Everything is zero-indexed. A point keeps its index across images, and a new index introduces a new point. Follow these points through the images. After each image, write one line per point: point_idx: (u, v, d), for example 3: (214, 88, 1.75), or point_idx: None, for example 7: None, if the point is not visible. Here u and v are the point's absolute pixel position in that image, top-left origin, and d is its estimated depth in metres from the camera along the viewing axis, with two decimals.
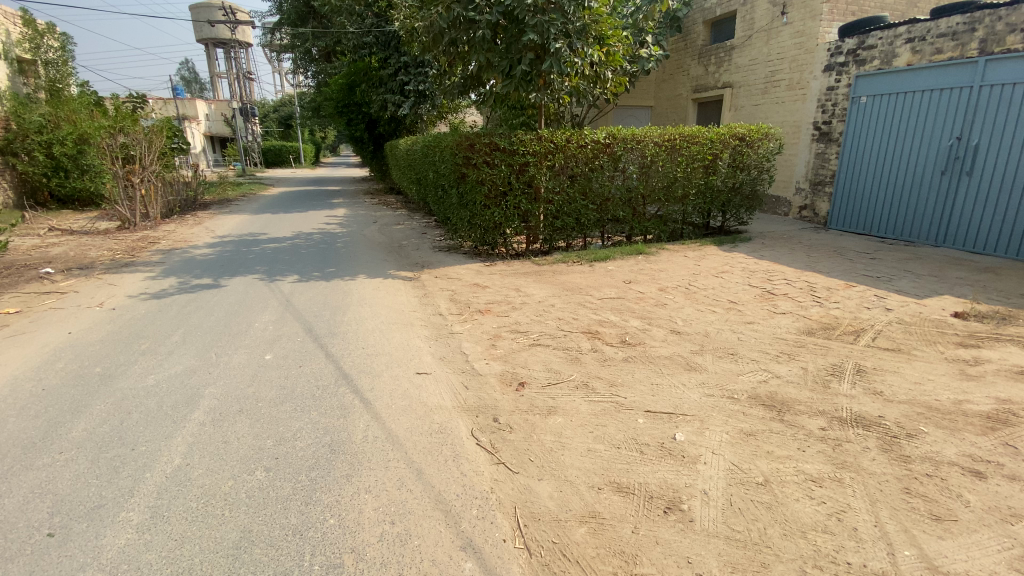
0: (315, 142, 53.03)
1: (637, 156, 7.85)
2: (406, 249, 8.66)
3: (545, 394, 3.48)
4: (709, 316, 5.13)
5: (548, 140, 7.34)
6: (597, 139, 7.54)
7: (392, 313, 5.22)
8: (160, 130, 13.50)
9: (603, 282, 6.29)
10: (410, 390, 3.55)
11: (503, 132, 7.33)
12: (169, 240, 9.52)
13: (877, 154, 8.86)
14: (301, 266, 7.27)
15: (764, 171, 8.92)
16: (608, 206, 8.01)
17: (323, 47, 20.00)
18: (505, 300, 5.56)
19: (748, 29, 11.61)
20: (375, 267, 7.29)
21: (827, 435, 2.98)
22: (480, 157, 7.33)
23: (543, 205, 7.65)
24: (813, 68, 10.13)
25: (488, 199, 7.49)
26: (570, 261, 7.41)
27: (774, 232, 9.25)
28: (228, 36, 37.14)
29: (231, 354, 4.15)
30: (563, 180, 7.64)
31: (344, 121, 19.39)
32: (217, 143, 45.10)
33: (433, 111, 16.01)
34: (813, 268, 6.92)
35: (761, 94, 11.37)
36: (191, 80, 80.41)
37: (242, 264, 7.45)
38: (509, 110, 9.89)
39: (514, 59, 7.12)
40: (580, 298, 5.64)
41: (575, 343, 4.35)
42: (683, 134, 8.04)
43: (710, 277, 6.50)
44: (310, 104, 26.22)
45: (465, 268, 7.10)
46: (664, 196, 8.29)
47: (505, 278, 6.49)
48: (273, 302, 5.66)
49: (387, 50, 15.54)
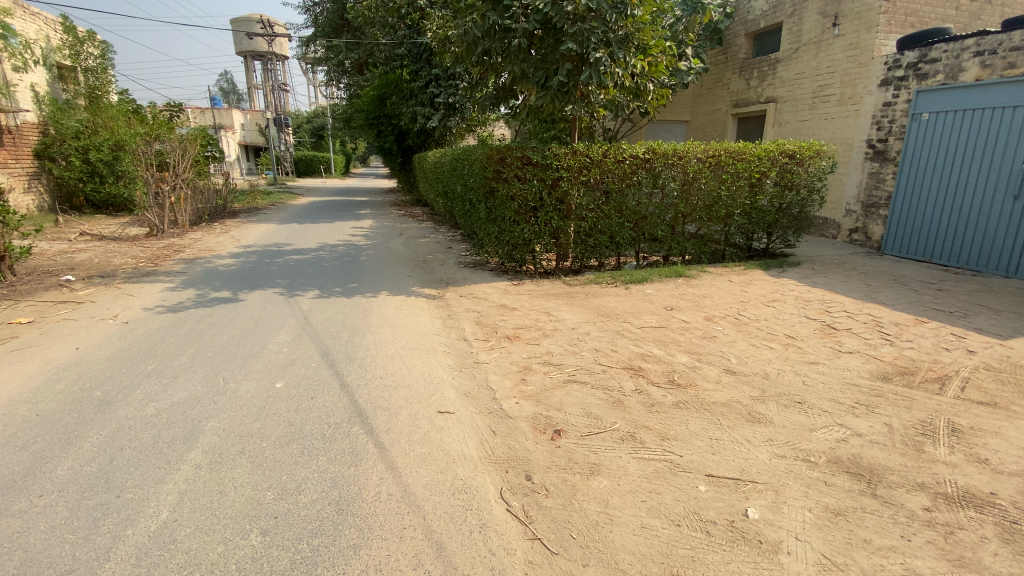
0: (346, 152, 53.95)
1: (678, 172, 7.36)
2: (431, 264, 8.30)
3: (586, 446, 3.02)
4: (764, 353, 4.58)
5: (583, 154, 6.93)
6: (635, 154, 7.08)
7: (414, 337, 4.83)
8: (194, 138, 13.69)
9: (642, 308, 5.80)
10: (431, 434, 3.12)
11: (536, 145, 6.94)
12: (194, 248, 9.43)
13: (939, 176, 8.16)
14: (322, 280, 6.97)
15: (814, 191, 8.31)
16: (645, 225, 7.52)
17: (356, 59, 20.13)
18: (536, 326, 5.13)
19: (795, 42, 11.04)
20: (398, 284, 6.94)
21: (933, 518, 2.43)
22: (511, 171, 6.95)
23: (576, 223, 7.20)
24: (867, 83, 9.51)
25: (518, 214, 7.08)
26: (604, 282, 6.92)
27: (824, 256, 8.62)
28: (266, 49, 38.15)
29: (240, 381, 3.80)
30: (598, 196, 7.18)
31: (374, 133, 19.41)
32: (251, 152, 46.26)
33: (462, 124, 15.83)
34: (874, 299, 6.29)
35: (809, 110, 10.75)
36: (230, 91, 83.10)
37: (263, 276, 7.20)
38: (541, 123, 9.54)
39: (551, 69, 6.75)
40: (617, 326, 5.15)
41: (616, 382, 3.86)
42: (729, 149, 7.52)
43: (759, 307, 5.94)
44: (342, 115, 26.54)
45: (491, 288, 6.68)
46: (705, 215, 7.77)
47: (534, 300, 6.05)
48: (290, 319, 5.34)
49: (418, 63, 15.46)
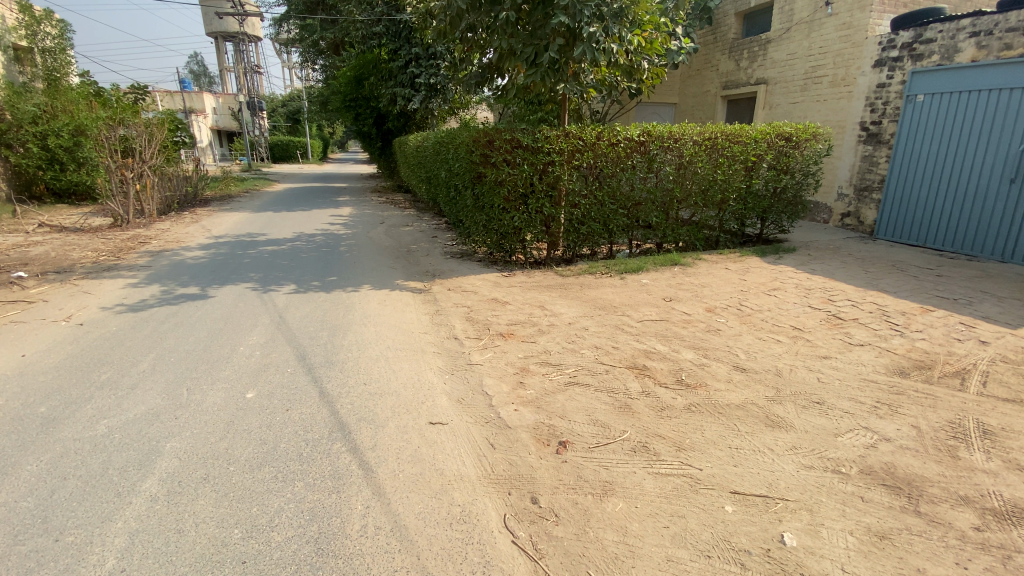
0: (324, 137, 52.53)
1: (674, 156, 7.05)
2: (415, 255, 7.89)
3: (595, 460, 2.71)
4: (772, 347, 4.33)
5: (576, 137, 6.57)
6: (630, 137, 6.74)
7: (400, 336, 4.46)
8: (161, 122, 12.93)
9: (640, 300, 5.50)
10: (423, 450, 2.79)
11: (526, 127, 6.54)
12: (161, 240, 8.86)
13: (934, 160, 7.97)
14: (299, 274, 6.52)
15: (810, 175, 8.08)
16: (639, 211, 7.22)
17: (331, 38, 19.24)
18: (529, 321, 4.79)
19: (786, 21, 10.74)
20: (381, 276, 6.54)
21: (986, 539, 2.19)
22: (499, 155, 6.55)
23: (568, 210, 6.85)
24: (861, 64, 9.25)
25: (507, 201, 6.71)
26: (598, 272, 6.62)
27: (819, 242, 8.44)
28: (237, 29, 36.60)
29: (205, 392, 3.40)
30: (591, 181, 6.85)
31: (352, 115, 18.65)
32: (224, 137, 44.70)
33: (444, 106, 15.27)
34: (875, 286, 6.09)
35: (800, 92, 10.50)
36: (200, 73, 80.01)
37: (235, 270, 6.72)
38: (527, 104, 9.14)
39: (541, 45, 6.31)
40: (616, 321, 4.85)
41: (622, 385, 3.57)
42: (725, 132, 7.23)
43: (761, 296, 5.70)
44: (318, 98, 25.62)
45: (480, 280, 6.32)
46: (700, 201, 7.47)
47: (527, 293, 5.72)
48: (264, 318, 4.92)
49: (398, 41, 14.76)
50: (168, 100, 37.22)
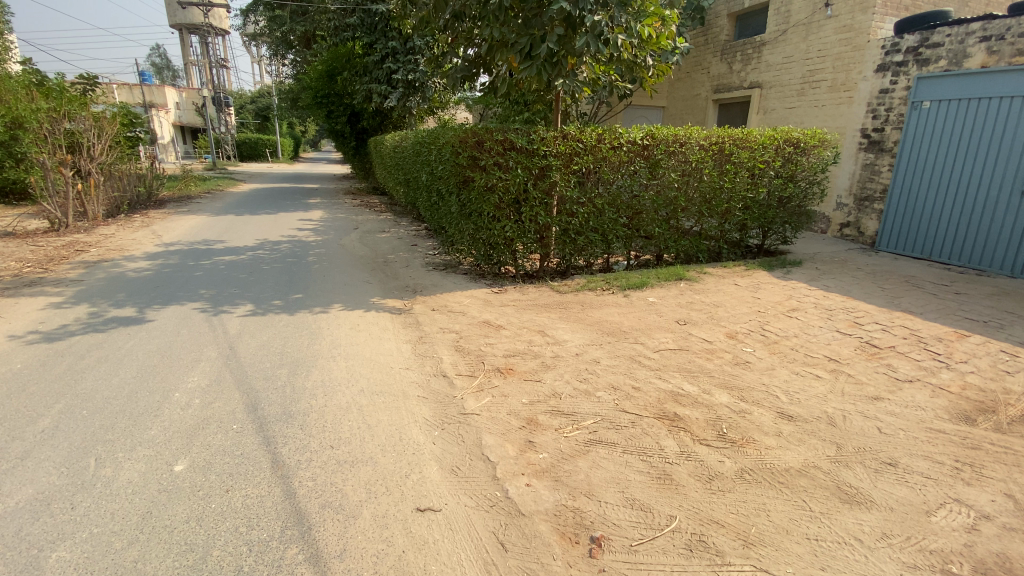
0: (294, 135, 50.81)
1: (679, 162, 6.48)
2: (393, 266, 7.11)
3: (643, 569, 2.04)
4: (813, 386, 3.73)
5: (575, 139, 5.90)
6: (633, 140, 6.11)
7: (376, 374, 3.70)
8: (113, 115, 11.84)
9: (652, 322, 4.87)
10: (409, 559, 2.06)
11: (519, 127, 5.84)
12: (102, 247, 7.84)
13: (941, 170, 7.60)
14: (258, 291, 5.67)
15: (816, 184, 7.61)
16: (640, 221, 6.61)
17: (303, 31, 18.23)
18: (530, 352, 4.09)
19: (782, 23, 10.35)
20: (354, 293, 5.74)
21: None
22: (489, 158, 5.84)
23: (565, 218, 6.20)
24: (862, 68, 8.89)
25: (498, 209, 6.01)
26: (599, 289, 5.98)
27: (824, 254, 7.99)
28: (202, 21, 34.94)
29: (120, 466, 2.61)
30: (590, 187, 6.20)
31: (324, 113, 17.60)
32: (188, 134, 42.68)
33: (423, 104, 14.51)
34: (898, 306, 5.62)
35: (797, 96, 10.12)
36: (165, 68, 76.81)
37: (182, 286, 5.82)
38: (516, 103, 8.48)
39: (537, 36, 5.60)
40: (629, 350, 4.20)
41: (654, 443, 2.90)
42: (732, 136, 6.69)
43: (781, 318, 5.14)
44: (288, 95, 24.43)
45: (468, 298, 5.60)
46: (703, 210, 6.91)
47: (523, 315, 5.03)
48: (211, 349, 4.09)
49: (373, 34, 13.90)
50: (127, 94, 35.21)
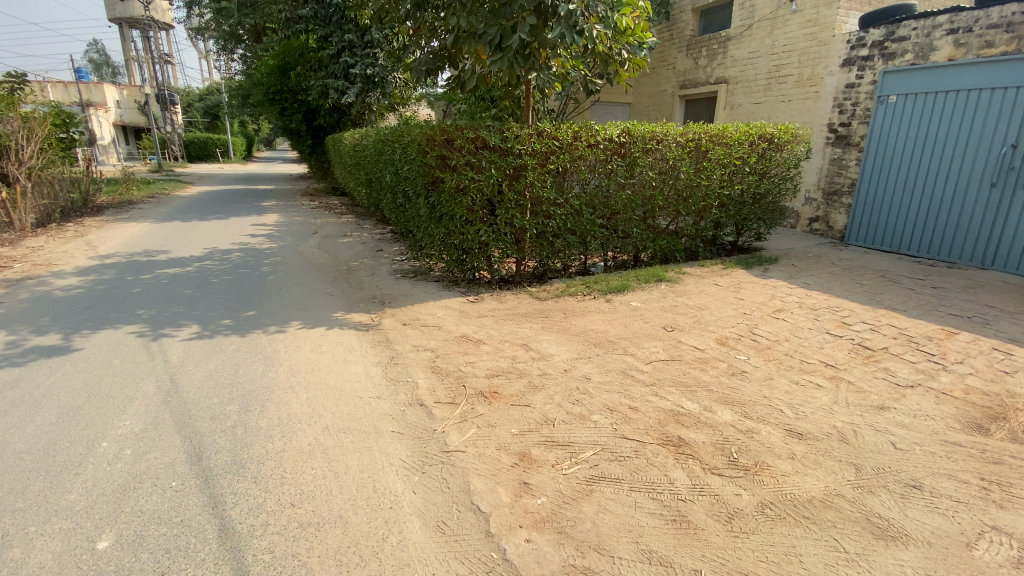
0: (247, 134, 48.69)
1: (657, 160, 6.24)
2: (357, 275, 6.61)
3: None
4: (816, 396, 3.53)
5: (550, 137, 5.57)
6: (610, 137, 5.82)
7: (343, 406, 3.26)
8: (45, 117, 10.83)
9: (639, 331, 4.60)
10: None
11: (492, 123, 5.46)
12: (26, 262, 7.01)
13: (908, 164, 7.66)
14: (205, 309, 5.10)
15: (790, 180, 7.54)
16: (618, 221, 6.34)
17: (252, 23, 17.26)
18: (514, 371, 3.74)
19: (747, 18, 10.31)
20: (315, 308, 5.24)
21: None
22: (460, 157, 5.43)
23: (542, 221, 5.86)
24: (828, 63, 8.90)
25: (471, 212, 5.62)
26: (579, 294, 5.69)
27: (798, 250, 7.95)
28: (141, 14, 32.88)
29: (27, 549, 2.11)
30: (567, 187, 5.90)
31: (277, 109, 16.67)
32: (131, 134, 40.22)
33: (383, 100, 13.90)
34: (881, 303, 5.56)
35: (764, 91, 10.10)
36: (103, 63, 72.35)
37: (118, 306, 5.18)
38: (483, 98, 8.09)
39: (508, 26, 5.20)
40: (620, 364, 3.90)
41: (662, 476, 2.60)
42: (709, 132, 6.49)
43: (769, 321, 4.96)
44: (238, 92, 23.18)
45: (441, 309, 5.20)
46: (682, 208, 6.70)
47: (502, 327, 4.66)
48: (148, 383, 3.56)
49: (328, 27, 13.10)
50: (60, 91, 32.83)
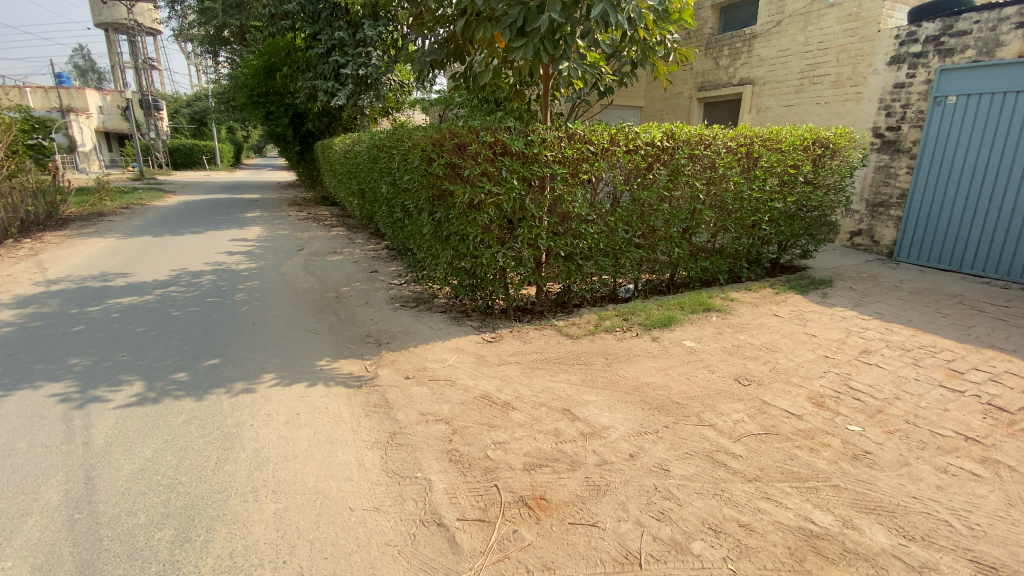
0: (235, 142, 47.47)
1: (701, 169, 5.25)
2: (347, 304, 5.58)
3: None
4: (982, 497, 2.57)
5: (584, 141, 4.57)
6: (652, 141, 4.80)
7: (325, 532, 2.24)
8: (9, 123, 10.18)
9: (708, 389, 3.60)
10: None
11: (512, 124, 4.44)
12: None
13: (972, 172, 6.72)
14: (156, 357, 4.06)
15: (843, 192, 6.61)
16: (658, 239, 5.33)
17: (237, 23, 16.43)
18: (562, 457, 2.74)
19: (776, 14, 9.47)
20: (294, 353, 4.20)
21: None
22: (474, 166, 4.42)
23: (570, 241, 4.83)
24: (871, 61, 8.04)
25: (486, 231, 4.60)
26: (617, 330, 4.69)
27: (849, 269, 7.03)
28: (125, 19, 31.85)
29: None
30: (600, 202, 4.88)
31: (262, 113, 15.63)
32: (114, 141, 38.89)
33: (377, 102, 12.98)
34: (981, 338, 4.61)
35: (796, 93, 9.23)
36: (87, 70, 70.82)
37: (47, 353, 4.14)
38: (495, 94, 7.14)
39: (534, 5, 4.24)
40: (701, 446, 2.92)
41: None
42: (761, 135, 5.53)
43: (861, 369, 3.99)
44: (223, 96, 22.14)
45: (453, 354, 4.19)
46: (730, 225, 5.70)
47: (533, 381, 3.65)
48: (52, 484, 2.54)
49: (316, 23, 12.03)
50: (40, 97, 31.57)
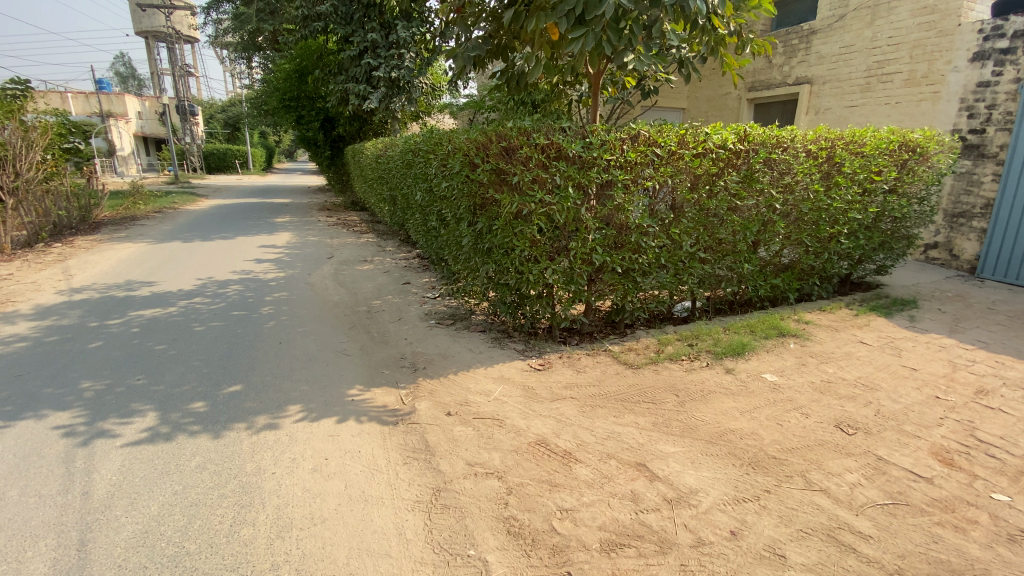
0: (267, 146, 48.31)
1: (776, 176, 4.65)
2: (380, 320, 5.16)
3: None
4: None
5: (648, 143, 4.03)
6: (723, 143, 4.23)
7: None
8: (48, 125, 9.75)
9: (805, 440, 3.02)
10: None
11: (568, 124, 3.93)
12: None
13: None
14: (173, 382, 3.68)
15: (927, 201, 5.89)
16: (726, 254, 4.75)
17: (271, 28, 16.41)
18: (647, 534, 2.23)
19: (838, 7, 8.74)
20: (322, 379, 3.77)
21: None
22: (524, 172, 3.93)
23: (629, 256, 4.30)
24: (951, 57, 7.27)
25: (536, 245, 4.10)
26: (683, 358, 4.10)
27: (931, 287, 6.28)
28: (165, 27, 32.65)
29: None
30: (663, 212, 4.33)
31: (293, 117, 15.52)
32: (152, 145, 39.91)
33: (409, 105, 12.66)
34: None
35: (862, 92, 8.49)
36: (129, 77, 73.30)
37: (58, 374, 3.81)
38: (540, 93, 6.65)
39: None
40: (816, 521, 2.35)
41: None
42: (843, 138, 4.92)
43: (985, 415, 3.34)
44: (257, 101, 22.29)
45: (499, 384, 3.70)
46: (806, 238, 5.09)
47: (596, 423, 3.14)
48: (38, 550, 2.14)
49: (349, 25, 11.70)
50: (83, 102, 32.57)
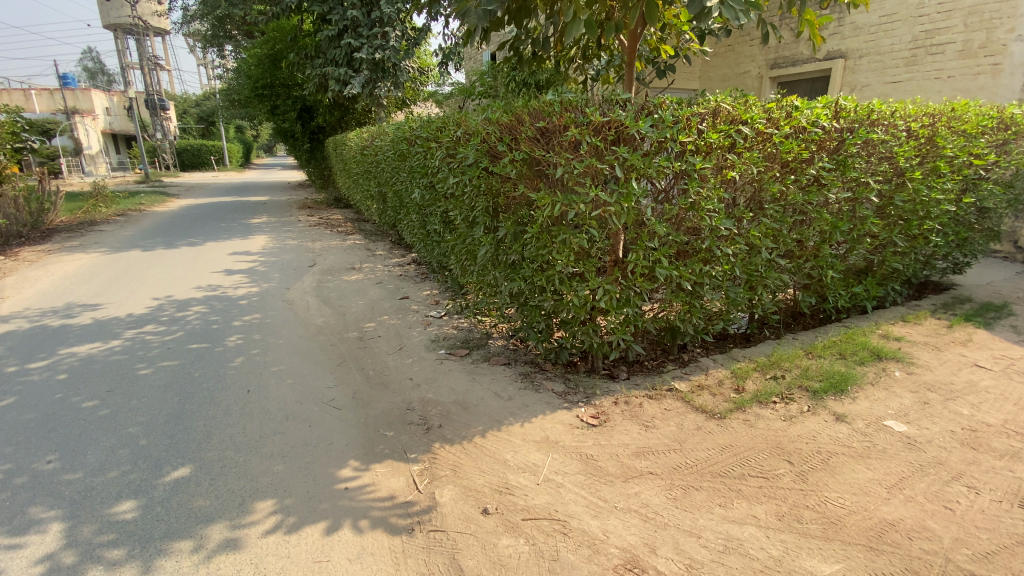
0: (244, 141, 46.45)
1: (871, 162, 3.75)
2: (376, 352, 4.15)
3: None
4: None
5: (731, 121, 3.09)
6: (819, 122, 3.32)
7: None
8: None
9: (1000, 539, 2.11)
10: None
11: (627, 99, 2.97)
12: None
13: None
14: (98, 465, 2.66)
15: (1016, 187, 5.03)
16: (807, 260, 3.83)
17: (241, 12, 15.11)
18: None
19: None
20: (305, 451, 2.77)
21: None
22: (569, 162, 2.95)
23: (699, 268, 3.35)
24: (1016, 24, 6.45)
25: (582, 258, 3.12)
26: (774, 401, 3.18)
27: (1014, 286, 5.41)
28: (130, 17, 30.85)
29: None
30: (741, 210, 3.39)
31: (267, 108, 14.27)
32: (121, 143, 37.98)
33: (394, 90, 11.53)
34: None
35: (904, 66, 7.62)
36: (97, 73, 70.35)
37: None
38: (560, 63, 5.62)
39: None
40: None
41: None
42: (941, 116, 4.08)
43: None
44: (231, 95, 20.94)
45: (545, 451, 2.73)
46: (897, 235, 4.19)
47: (699, 521, 2.20)
48: None
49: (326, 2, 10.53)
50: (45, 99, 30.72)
